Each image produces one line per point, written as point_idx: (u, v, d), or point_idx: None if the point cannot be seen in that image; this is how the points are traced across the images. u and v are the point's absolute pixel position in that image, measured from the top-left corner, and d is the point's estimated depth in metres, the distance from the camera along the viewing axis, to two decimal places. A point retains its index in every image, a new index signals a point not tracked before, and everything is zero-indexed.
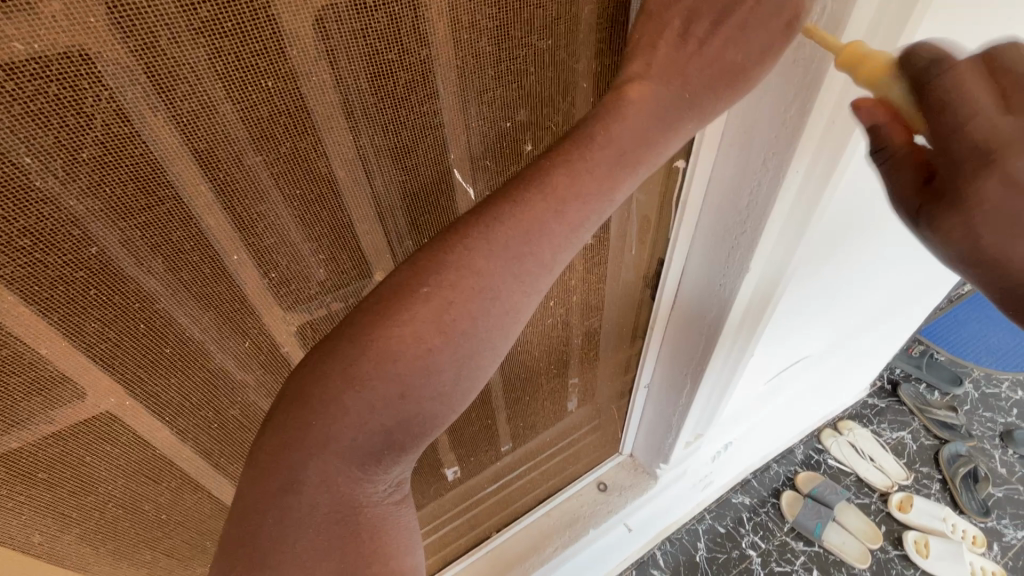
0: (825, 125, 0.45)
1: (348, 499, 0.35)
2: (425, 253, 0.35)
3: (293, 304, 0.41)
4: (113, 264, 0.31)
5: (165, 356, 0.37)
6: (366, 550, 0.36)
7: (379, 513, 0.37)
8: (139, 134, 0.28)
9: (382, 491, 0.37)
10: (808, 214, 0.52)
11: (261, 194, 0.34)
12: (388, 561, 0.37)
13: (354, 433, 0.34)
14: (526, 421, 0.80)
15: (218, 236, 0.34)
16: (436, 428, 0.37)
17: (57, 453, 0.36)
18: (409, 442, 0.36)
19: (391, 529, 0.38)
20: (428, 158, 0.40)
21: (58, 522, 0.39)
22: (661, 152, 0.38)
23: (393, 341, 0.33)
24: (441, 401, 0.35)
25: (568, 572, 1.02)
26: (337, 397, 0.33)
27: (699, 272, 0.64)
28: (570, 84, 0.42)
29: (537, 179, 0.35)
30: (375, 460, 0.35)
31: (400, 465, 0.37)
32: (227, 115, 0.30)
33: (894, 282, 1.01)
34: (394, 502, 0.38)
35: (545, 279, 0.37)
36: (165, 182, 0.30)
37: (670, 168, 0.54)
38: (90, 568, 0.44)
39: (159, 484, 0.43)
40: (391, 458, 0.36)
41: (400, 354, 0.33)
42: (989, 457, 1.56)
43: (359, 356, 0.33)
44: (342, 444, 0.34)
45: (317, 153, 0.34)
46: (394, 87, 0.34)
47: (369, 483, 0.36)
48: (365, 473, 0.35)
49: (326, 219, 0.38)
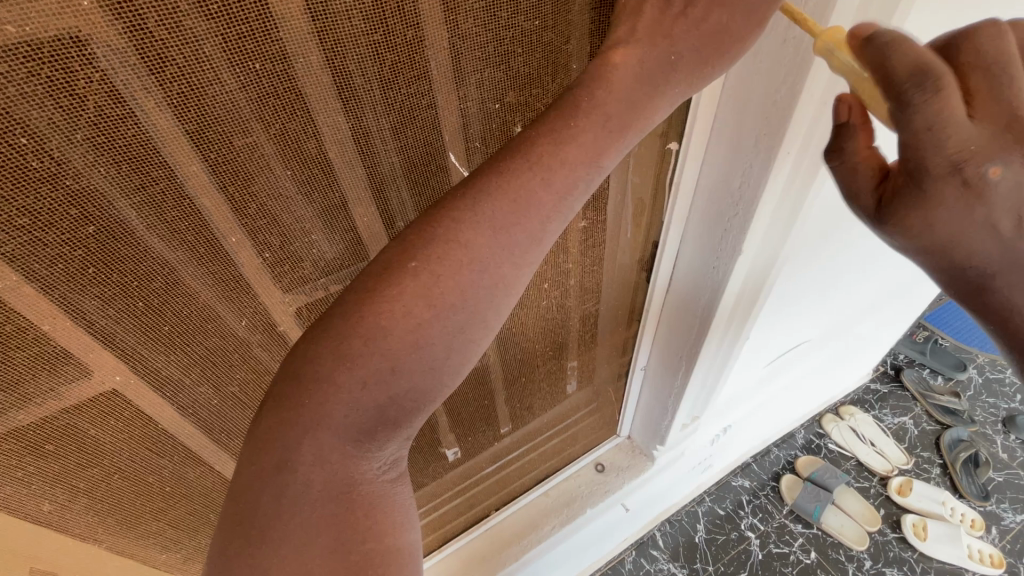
0: (816, 105, 0.44)
1: (346, 476, 0.36)
2: (413, 229, 0.36)
3: (290, 284, 0.42)
4: (110, 244, 0.32)
5: (164, 334, 0.38)
6: (360, 528, 0.37)
7: (374, 491, 0.38)
8: (131, 116, 0.28)
9: (377, 468, 0.38)
10: (801, 195, 0.52)
11: (253, 176, 0.35)
12: (382, 539, 0.38)
13: (346, 410, 0.35)
14: (524, 403, 0.81)
15: (211, 216, 0.35)
16: (428, 405, 0.38)
17: (63, 427, 0.37)
18: (403, 418, 0.37)
19: (390, 509, 0.39)
20: (419, 141, 0.41)
21: (66, 493, 0.41)
22: (649, 118, 0.39)
23: (384, 318, 0.34)
24: (433, 376, 0.36)
25: (566, 551, 1.05)
26: (331, 375, 0.34)
27: (693, 255, 0.64)
28: (560, 66, 0.42)
29: (522, 150, 0.36)
30: (369, 437, 0.37)
31: (394, 442, 0.39)
32: (217, 97, 0.30)
33: (893, 267, 1.01)
34: (389, 480, 0.39)
35: (535, 251, 0.37)
36: (157, 163, 0.31)
37: (663, 151, 0.54)
38: (99, 537, 0.46)
39: (163, 458, 0.45)
40: (385, 434, 0.37)
41: (390, 329, 0.34)
42: (990, 442, 1.56)
43: (349, 333, 0.34)
44: (335, 421, 0.35)
45: (307, 134, 0.35)
46: (381, 69, 0.35)
47: (362, 461, 0.37)
48: (360, 449, 0.37)
49: (318, 202, 0.39)
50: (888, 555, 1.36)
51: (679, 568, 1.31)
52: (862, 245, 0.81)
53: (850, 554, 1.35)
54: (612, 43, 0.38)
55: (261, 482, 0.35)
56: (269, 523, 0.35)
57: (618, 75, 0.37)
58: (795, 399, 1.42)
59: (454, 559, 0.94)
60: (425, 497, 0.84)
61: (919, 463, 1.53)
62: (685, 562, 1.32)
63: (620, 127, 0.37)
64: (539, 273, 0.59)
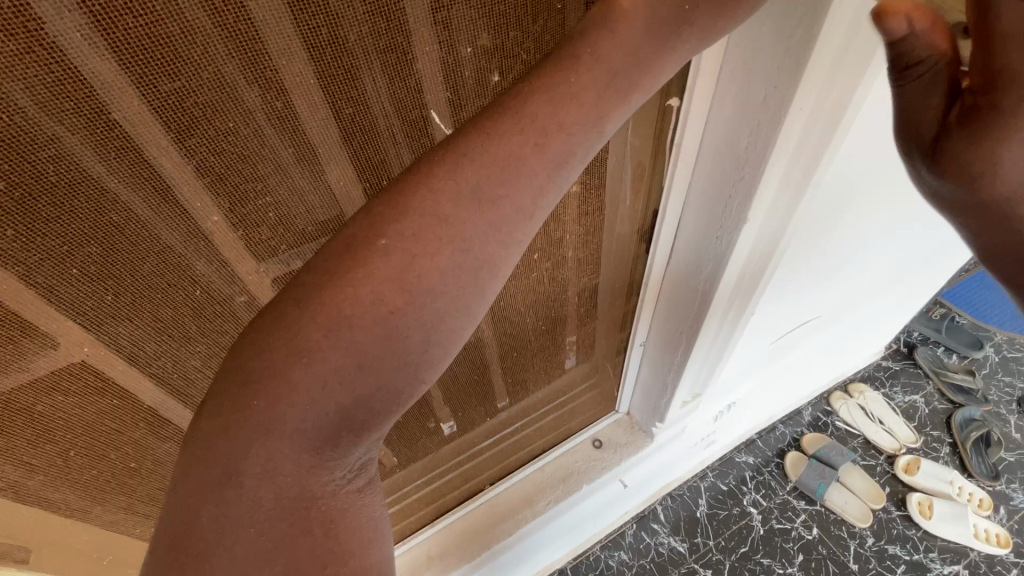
0: (836, 52, 0.39)
1: (301, 489, 0.33)
2: (380, 202, 0.32)
3: (255, 250, 0.39)
4: (28, 202, 0.28)
5: (108, 303, 0.35)
6: (320, 550, 0.34)
7: (334, 507, 0.35)
8: (30, 51, 0.24)
9: (339, 479, 0.36)
10: (815, 156, 0.48)
11: (189, 127, 0.31)
12: (346, 561, 0.35)
13: (306, 413, 0.32)
14: (517, 378, 0.79)
15: (143, 173, 0.31)
16: (400, 407, 0.34)
17: (5, 401, 0.35)
18: (371, 421, 0.34)
19: (352, 520, 0.37)
20: (385, 93, 0.36)
21: (19, 468, 0.39)
22: (650, 77, 0.34)
23: (348, 305, 0.30)
24: (408, 373, 0.32)
25: (562, 525, 1.04)
26: (286, 371, 0.31)
27: (696, 224, 0.60)
28: (543, 5, 0.37)
29: (507, 108, 0.32)
30: (332, 443, 0.33)
31: (361, 448, 0.35)
32: (132, 32, 0.26)
33: (911, 240, 0.95)
34: (354, 490, 0.37)
35: (523, 229, 0.33)
36: (69, 109, 0.27)
37: (664, 108, 0.49)
38: (64, 510, 0.45)
39: (123, 433, 0.43)
40: (350, 439, 0.34)
41: (356, 319, 0.31)
42: (1004, 422, 1.52)
43: (309, 320, 0.31)
44: (290, 425, 0.32)
45: (248, 80, 0.31)
46: (330, 3, 0.30)
47: (324, 471, 0.34)
48: (321, 458, 0.33)
49: (271, 158, 0.35)
50: (892, 532, 1.34)
51: (679, 542, 1.31)
52: (877, 218, 0.76)
53: (852, 530, 1.33)
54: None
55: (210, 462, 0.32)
56: (222, 536, 0.32)
57: (621, 19, 0.32)
58: (802, 377, 1.39)
59: (448, 532, 0.93)
60: (417, 471, 0.82)
61: (929, 442, 1.49)
62: (685, 537, 1.31)
63: (617, 86, 0.33)
64: (528, 243, 0.55)
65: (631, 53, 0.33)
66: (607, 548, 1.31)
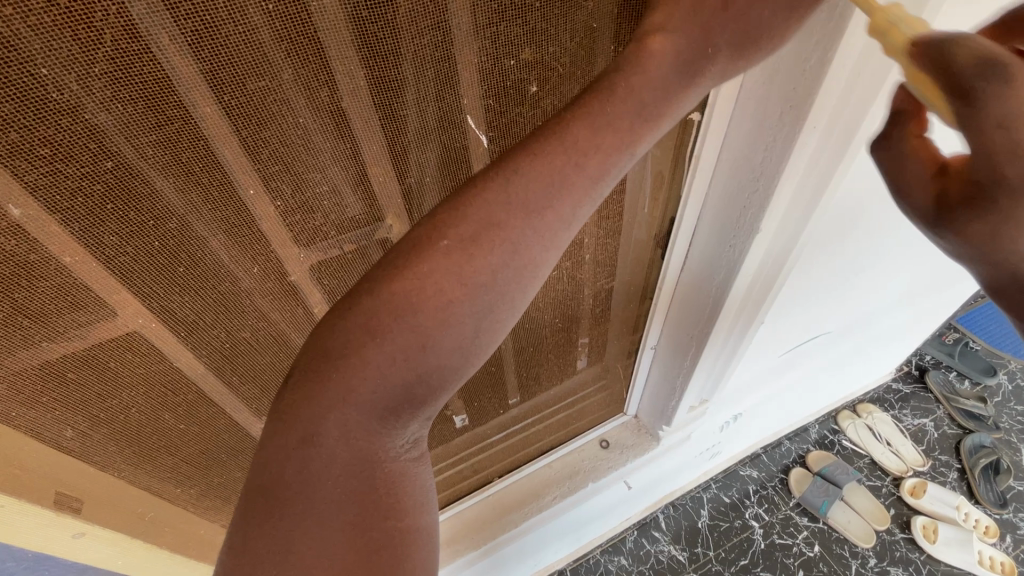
0: (848, 76, 0.42)
1: (367, 453, 0.37)
2: (445, 207, 0.35)
3: (307, 236, 0.43)
4: (127, 180, 0.33)
5: (179, 274, 0.39)
6: (382, 504, 0.38)
7: (396, 469, 0.39)
8: (148, 52, 0.29)
9: (399, 447, 0.39)
10: (827, 173, 0.50)
11: (265, 120, 0.35)
12: (403, 517, 0.39)
13: (373, 386, 0.35)
14: (531, 374, 0.82)
15: (224, 158, 0.35)
16: (454, 384, 0.38)
17: (84, 357, 0.39)
18: (429, 396, 0.37)
19: (409, 483, 0.40)
20: (435, 98, 0.40)
21: (87, 421, 0.43)
22: (681, 104, 0.38)
23: (414, 293, 0.34)
24: (462, 355, 0.36)
25: (567, 523, 1.07)
26: (357, 347, 0.35)
27: (710, 233, 0.63)
28: (580, 25, 0.41)
29: (558, 125, 0.35)
30: (394, 414, 0.37)
31: (418, 421, 0.39)
32: (230, 37, 0.30)
33: (922, 262, 0.97)
34: (410, 458, 0.40)
35: (566, 232, 0.37)
36: (173, 102, 0.31)
37: (685, 122, 0.53)
38: (118, 465, 0.49)
39: (177, 397, 0.47)
40: (409, 413, 0.38)
41: (421, 306, 0.34)
42: (1014, 451, 1.51)
43: (380, 307, 0.34)
44: (362, 396, 0.35)
45: (319, 82, 0.35)
46: (394, 17, 0.34)
47: (387, 438, 0.38)
48: (386, 426, 0.37)
49: (329, 151, 0.39)
50: (894, 555, 1.34)
51: (679, 551, 1.32)
52: (885, 241, 0.79)
53: (854, 550, 1.34)
54: (650, 29, 0.37)
55: (276, 417, 0.36)
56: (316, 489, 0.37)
57: (649, 42, 0.36)
58: (810, 392, 1.40)
59: (455, 522, 0.97)
60: (429, 459, 0.86)
61: (937, 467, 1.49)
62: (686, 547, 1.33)
63: (654, 113, 0.36)
64: None
65: (664, 81, 0.36)
66: (607, 552, 1.33)
